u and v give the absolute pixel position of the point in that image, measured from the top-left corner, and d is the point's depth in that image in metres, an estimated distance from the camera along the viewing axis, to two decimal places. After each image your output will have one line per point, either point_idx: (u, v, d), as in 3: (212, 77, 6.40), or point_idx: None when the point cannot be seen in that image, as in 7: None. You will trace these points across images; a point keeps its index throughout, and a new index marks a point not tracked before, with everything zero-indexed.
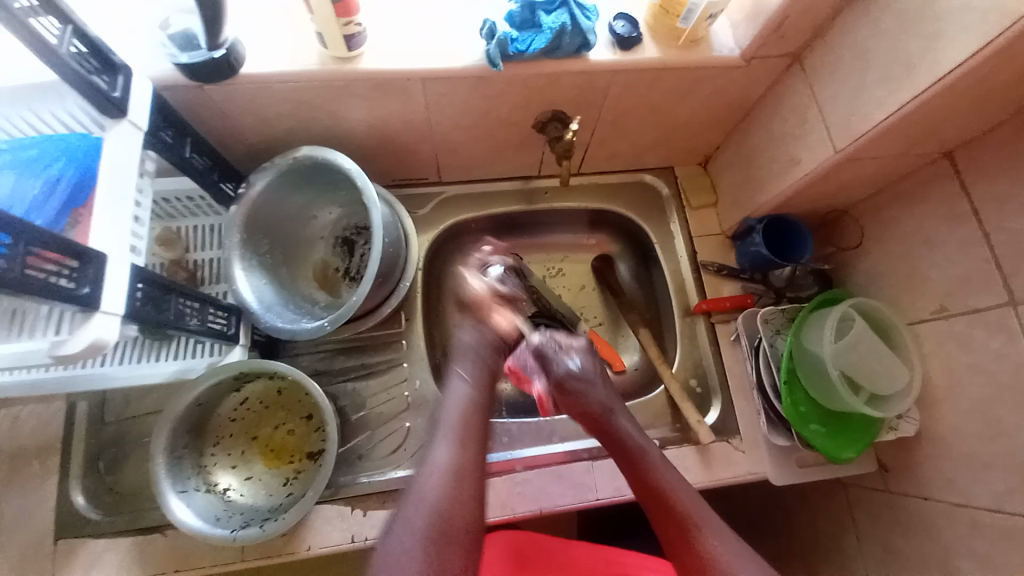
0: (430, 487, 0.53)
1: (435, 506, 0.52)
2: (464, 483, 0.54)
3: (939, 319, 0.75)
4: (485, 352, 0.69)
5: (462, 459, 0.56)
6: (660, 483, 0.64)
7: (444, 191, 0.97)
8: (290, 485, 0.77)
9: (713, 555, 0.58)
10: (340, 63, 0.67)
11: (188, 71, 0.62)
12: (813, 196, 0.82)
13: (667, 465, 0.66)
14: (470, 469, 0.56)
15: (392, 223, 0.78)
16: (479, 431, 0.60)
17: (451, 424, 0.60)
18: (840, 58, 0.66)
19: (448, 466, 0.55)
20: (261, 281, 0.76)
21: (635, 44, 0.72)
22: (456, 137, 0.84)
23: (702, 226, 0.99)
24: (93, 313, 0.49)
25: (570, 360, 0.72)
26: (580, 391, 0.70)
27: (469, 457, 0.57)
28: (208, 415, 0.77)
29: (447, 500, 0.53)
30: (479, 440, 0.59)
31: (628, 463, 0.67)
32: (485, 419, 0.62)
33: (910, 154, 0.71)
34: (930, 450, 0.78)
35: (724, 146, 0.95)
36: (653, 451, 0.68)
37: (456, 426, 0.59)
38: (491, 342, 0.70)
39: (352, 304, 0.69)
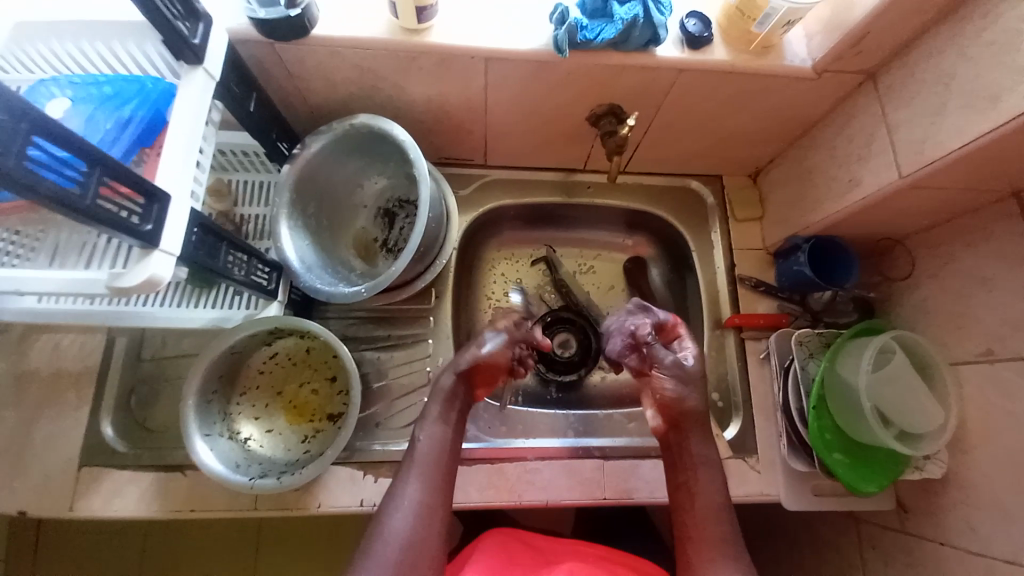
0: (401, 524, 0.64)
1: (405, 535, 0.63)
2: (431, 516, 0.66)
3: (983, 362, 0.73)
4: (451, 389, 0.75)
5: (427, 496, 0.67)
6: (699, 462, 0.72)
7: (488, 175, 0.98)
8: (308, 442, 0.78)
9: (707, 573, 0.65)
10: (408, 34, 0.67)
11: (263, 27, 0.63)
12: (866, 222, 0.80)
13: (702, 451, 0.72)
14: (436, 509, 0.67)
15: (438, 200, 0.78)
16: (440, 468, 0.70)
17: (414, 469, 0.69)
18: (920, 80, 0.64)
19: (416, 504, 0.66)
20: (304, 241, 0.77)
21: (704, 45, 0.71)
22: (509, 122, 0.84)
23: (744, 239, 0.96)
24: (152, 250, 0.50)
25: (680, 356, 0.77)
26: (665, 383, 0.75)
27: (432, 494, 0.67)
28: (238, 365, 0.79)
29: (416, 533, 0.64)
30: (446, 480, 0.69)
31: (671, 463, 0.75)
32: (450, 462, 0.71)
33: (980, 189, 0.68)
34: (955, 496, 0.76)
35: (777, 161, 0.93)
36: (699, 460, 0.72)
37: (425, 466, 0.69)
38: (460, 378, 0.76)
39: (391, 274, 0.70)
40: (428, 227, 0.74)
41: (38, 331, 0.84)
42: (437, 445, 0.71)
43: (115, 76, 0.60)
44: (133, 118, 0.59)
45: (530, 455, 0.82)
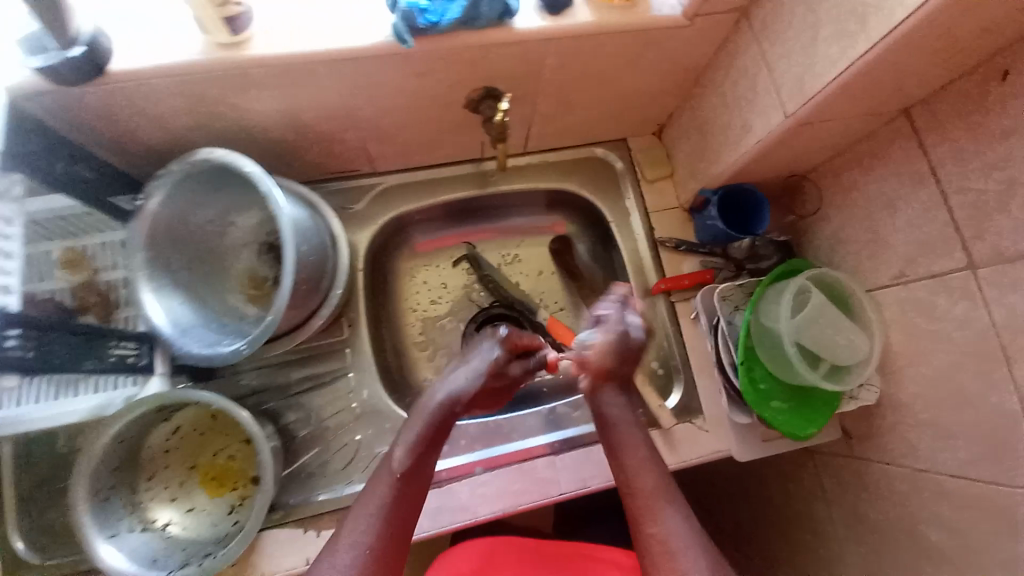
0: (348, 563, 0.56)
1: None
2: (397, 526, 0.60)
3: (897, 285, 0.73)
4: (439, 410, 0.68)
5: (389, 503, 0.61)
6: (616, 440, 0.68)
7: (381, 182, 0.89)
8: (235, 513, 0.72)
9: (659, 538, 0.60)
10: (227, 51, 0.58)
11: (46, 75, 0.54)
12: (770, 165, 0.78)
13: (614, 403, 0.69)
14: (389, 556, 0.59)
15: (314, 228, 0.70)
16: (406, 496, 0.62)
17: (380, 498, 0.61)
18: (790, 12, 0.60)
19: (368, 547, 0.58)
20: (175, 300, 0.69)
21: (565, 7, 0.65)
22: (382, 123, 0.76)
23: (659, 201, 0.94)
24: None
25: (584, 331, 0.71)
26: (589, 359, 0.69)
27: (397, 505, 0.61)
28: (137, 449, 0.71)
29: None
30: (407, 522, 0.62)
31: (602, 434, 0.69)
32: (420, 494, 0.64)
33: (869, 113, 0.66)
34: (893, 417, 0.77)
35: (677, 114, 0.89)
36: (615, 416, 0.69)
37: (387, 503, 0.61)
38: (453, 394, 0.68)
39: (268, 323, 0.61)
40: (304, 260, 0.66)
41: None
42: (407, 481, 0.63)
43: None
44: None
45: (478, 468, 0.79)
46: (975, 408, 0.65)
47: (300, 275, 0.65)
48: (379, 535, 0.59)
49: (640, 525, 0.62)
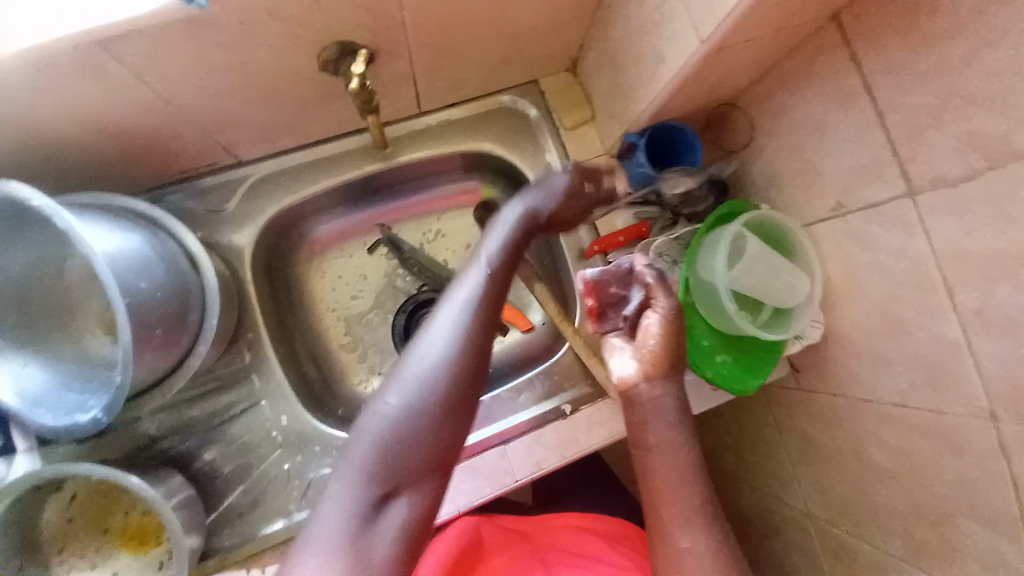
0: (387, 436, 0.46)
1: (398, 441, 0.46)
2: (423, 479, 0.47)
3: (837, 217, 0.67)
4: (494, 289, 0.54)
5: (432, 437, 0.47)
6: (654, 444, 0.59)
7: (255, 173, 0.75)
8: (165, 568, 0.66)
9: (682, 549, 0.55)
10: None
11: None
12: (692, 96, 0.68)
13: (660, 428, 0.59)
14: (444, 458, 0.47)
15: (160, 257, 0.57)
16: (459, 395, 0.48)
17: (426, 378, 0.48)
18: None
19: (425, 433, 0.46)
20: (22, 364, 0.58)
21: None
22: (223, 106, 0.61)
23: (582, 149, 0.83)
24: None
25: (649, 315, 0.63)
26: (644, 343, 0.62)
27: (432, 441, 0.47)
28: (32, 527, 0.63)
29: (423, 447, 0.46)
30: (456, 423, 0.48)
31: (626, 403, 0.61)
32: (477, 379, 0.49)
33: (790, 23, 0.56)
34: (836, 351, 0.74)
35: (587, 44, 0.76)
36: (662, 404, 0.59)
37: (436, 389, 0.47)
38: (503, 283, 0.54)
39: (120, 385, 0.51)
40: (152, 300, 0.54)
41: None
42: (471, 361, 0.50)
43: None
44: None
45: None
46: (911, 338, 0.62)
47: (149, 321, 0.53)
48: (442, 431, 0.47)
49: (671, 539, 0.56)
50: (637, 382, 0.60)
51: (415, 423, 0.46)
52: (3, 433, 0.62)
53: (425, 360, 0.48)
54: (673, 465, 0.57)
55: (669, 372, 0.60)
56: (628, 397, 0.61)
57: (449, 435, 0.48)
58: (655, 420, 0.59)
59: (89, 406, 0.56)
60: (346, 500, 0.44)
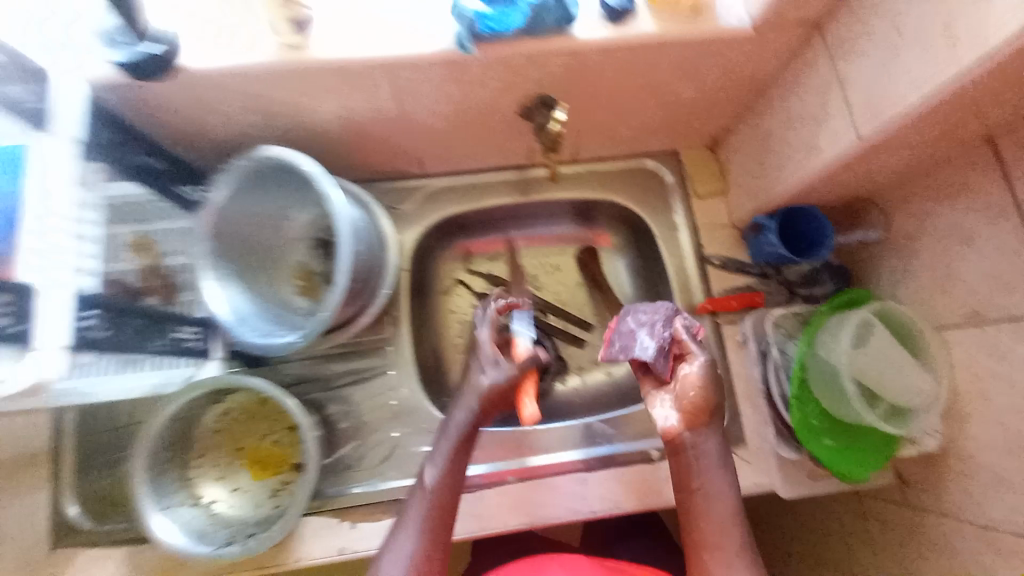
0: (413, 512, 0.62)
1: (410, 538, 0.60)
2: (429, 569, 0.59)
3: (971, 325, 0.67)
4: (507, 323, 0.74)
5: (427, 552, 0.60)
6: (699, 488, 0.60)
7: (429, 185, 0.90)
8: (278, 496, 0.78)
9: None
10: (291, 52, 0.58)
11: (127, 70, 0.54)
12: (834, 187, 0.74)
13: (713, 460, 0.60)
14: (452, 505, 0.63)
15: (365, 227, 0.71)
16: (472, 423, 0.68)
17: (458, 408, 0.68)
18: (870, 29, 0.56)
19: (429, 500, 0.63)
20: (236, 291, 0.71)
21: (628, 18, 0.63)
22: (435, 127, 0.76)
23: (710, 217, 0.90)
24: (26, 350, 0.46)
25: (686, 367, 0.62)
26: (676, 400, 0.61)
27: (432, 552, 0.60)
28: (190, 427, 0.75)
29: (421, 521, 0.61)
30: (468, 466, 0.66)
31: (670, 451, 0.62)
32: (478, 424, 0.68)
33: (947, 138, 0.61)
34: (953, 466, 0.70)
35: (735, 128, 0.86)
36: (707, 447, 0.61)
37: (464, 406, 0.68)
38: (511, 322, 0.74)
39: (323, 318, 0.64)
40: (358, 260, 0.68)
41: None
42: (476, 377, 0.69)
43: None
44: None
45: (510, 476, 0.80)
46: None
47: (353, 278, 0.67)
48: (430, 503, 0.63)
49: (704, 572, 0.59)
50: (683, 432, 0.60)
51: (435, 499, 0.63)
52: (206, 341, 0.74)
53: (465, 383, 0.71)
54: (719, 512, 0.59)
55: (710, 420, 0.60)
56: (673, 445, 0.61)
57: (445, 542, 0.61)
58: (701, 469, 0.60)
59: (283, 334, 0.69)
60: (415, 530, 0.61)
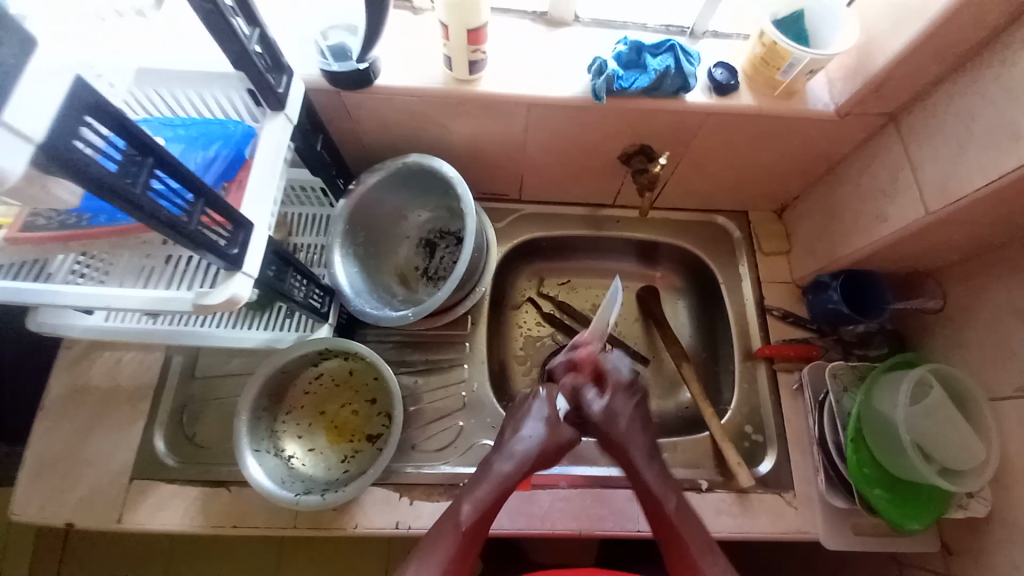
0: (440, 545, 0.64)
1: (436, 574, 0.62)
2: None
3: (1022, 397, 0.71)
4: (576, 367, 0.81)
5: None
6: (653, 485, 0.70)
7: (522, 209, 1.01)
8: (347, 462, 0.82)
9: None
10: (460, 84, 0.72)
11: (332, 78, 0.68)
12: (896, 256, 0.81)
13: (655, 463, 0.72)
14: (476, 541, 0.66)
15: (479, 231, 0.84)
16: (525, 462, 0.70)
17: (511, 446, 0.71)
18: (942, 123, 0.67)
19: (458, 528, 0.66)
20: (355, 269, 0.84)
21: (730, 91, 0.75)
22: (545, 159, 0.88)
23: (772, 272, 0.98)
24: (236, 272, 0.54)
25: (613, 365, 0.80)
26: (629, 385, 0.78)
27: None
28: (287, 384, 0.83)
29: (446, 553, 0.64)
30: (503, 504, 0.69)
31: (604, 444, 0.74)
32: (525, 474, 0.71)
33: (1005, 224, 0.69)
34: (1003, 536, 0.72)
35: (803, 197, 0.96)
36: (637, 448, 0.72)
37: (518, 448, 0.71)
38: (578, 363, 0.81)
39: (437, 299, 0.77)
40: (471, 257, 0.80)
41: (100, 349, 0.87)
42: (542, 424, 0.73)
43: (191, 120, 0.65)
44: (217, 156, 0.62)
45: (563, 483, 0.84)
46: None
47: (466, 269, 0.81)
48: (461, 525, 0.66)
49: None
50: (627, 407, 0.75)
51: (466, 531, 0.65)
52: (329, 305, 0.83)
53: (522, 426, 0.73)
54: (694, 528, 0.68)
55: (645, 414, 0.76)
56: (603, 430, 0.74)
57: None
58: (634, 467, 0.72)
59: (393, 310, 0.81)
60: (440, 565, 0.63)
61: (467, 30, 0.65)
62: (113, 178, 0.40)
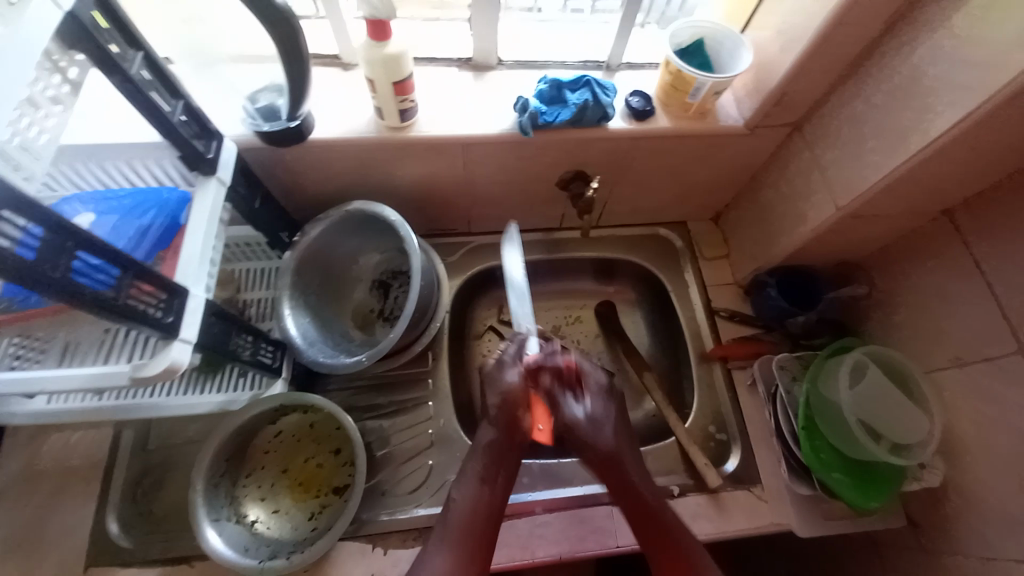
0: None
1: None
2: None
3: (954, 368, 0.76)
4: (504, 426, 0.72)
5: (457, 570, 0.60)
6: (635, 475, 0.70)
7: (473, 241, 1.03)
8: (315, 519, 0.80)
9: None
10: (394, 131, 0.75)
11: (266, 137, 0.70)
12: (822, 250, 0.87)
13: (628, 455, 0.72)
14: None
15: (428, 268, 0.86)
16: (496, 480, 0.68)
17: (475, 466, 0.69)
18: (839, 128, 0.73)
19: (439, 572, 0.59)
20: (307, 320, 0.83)
21: (649, 116, 0.80)
22: (489, 193, 0.92)
23: (716, 276, 1.03)
24: (173, 340, 0.54)
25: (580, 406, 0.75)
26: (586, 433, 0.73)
27: (463, 566, 0.60)
28: (245, 445, 0.82)
29: None
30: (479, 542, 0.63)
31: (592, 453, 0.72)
32: (492, 513, 0.66)
33: (910, 212, 0.75)
34: (958, 502, 0.76)
35: (734, 203, 1.02)
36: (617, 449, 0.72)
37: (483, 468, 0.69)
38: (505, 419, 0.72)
39: (390, 341, 0.77)
40: (422, 294, 0.82)
41: (46, 432, 0.84)
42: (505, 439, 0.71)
43: (123, 190, 0.66)
44: (152, 225, 0.64)
45: (540, 508, 0.84)
46: None
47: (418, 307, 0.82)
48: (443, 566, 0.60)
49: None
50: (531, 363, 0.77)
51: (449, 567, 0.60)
52: (282, 358, 0.83)
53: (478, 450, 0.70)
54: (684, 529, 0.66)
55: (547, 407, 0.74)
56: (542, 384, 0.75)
57: (479, 563, 0.61)
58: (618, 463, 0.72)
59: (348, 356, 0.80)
60: None
61: (393, 81, 0.68)
62: (35, 267, 0.40)
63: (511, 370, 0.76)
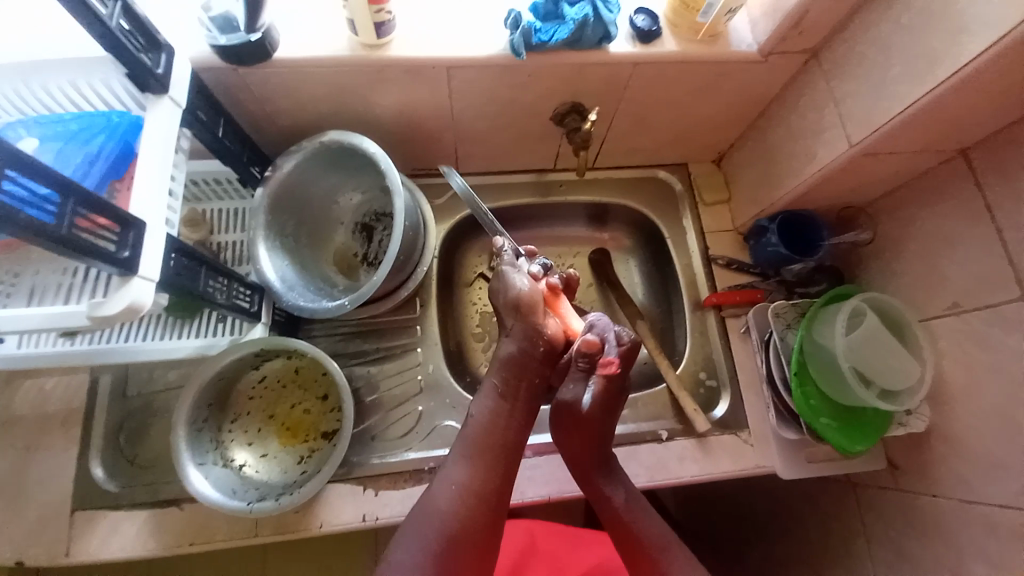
0: (442, 500, 0.59)
1: (444, 525, 0.58)
2: (478, 504, 0.60)
3: (952, 315, 0.75)
4: (514, 355, 0.67)
5: (479, 482, 0.61)
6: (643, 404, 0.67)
7: (462, 182, 0.97)
8: (304, 463, 0.79)
9: None
10: (370, 50, 0.67)
11: (224, 54, 0.63)
12: (829, 193, 0.83)
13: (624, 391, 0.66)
14: (483, 491, 0.60)
15: (413, 208, 0.80)
16: (518, 394, 0.67)
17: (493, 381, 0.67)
18: (861, 54, 0.67)
19: (462, 484, 0.60)
20: (284, 263, 0.78)
21: (655, 38, 0.73)
22: (478, 128, 0.85)
23: (715, 222, 0.99)
24: (131, 277, 0.50)
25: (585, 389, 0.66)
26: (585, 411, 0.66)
27: (482, 478, 0.61)
28: (227, 390, 0.80)
29: (453, 512, 0.59)
30: (498, 458, 0.63)
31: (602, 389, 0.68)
32: (509, 429, 0.65)
33: (926, 150, 0.70)
34: (942, 447, 0.76)
35: (739, 144, 0.96)
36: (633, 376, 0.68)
37: (500, 385, 0.67)
38: (521, 339, 0.68)
39: (373, 284, 0.73)
40: (406, 234, 0.77)
41: (20, 377, 0.81)
42: (527, 356, 0.67)
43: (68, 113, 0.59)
44: (101, 153, 0.58)
45: (530, 451, 0.84)
46: None
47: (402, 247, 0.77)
48: (466, 476, 0.61)
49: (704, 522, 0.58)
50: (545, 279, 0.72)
51: (468, 480, 0.61)
52: (261, 302, 0.79)
53: (496, 367, 0.68)
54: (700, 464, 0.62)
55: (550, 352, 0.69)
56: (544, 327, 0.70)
57: (501, 474, 0.62)
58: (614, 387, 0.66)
59: (329, 300, 0.76)
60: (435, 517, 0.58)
61: None
62: None
63: (520, 273, 0.70)
